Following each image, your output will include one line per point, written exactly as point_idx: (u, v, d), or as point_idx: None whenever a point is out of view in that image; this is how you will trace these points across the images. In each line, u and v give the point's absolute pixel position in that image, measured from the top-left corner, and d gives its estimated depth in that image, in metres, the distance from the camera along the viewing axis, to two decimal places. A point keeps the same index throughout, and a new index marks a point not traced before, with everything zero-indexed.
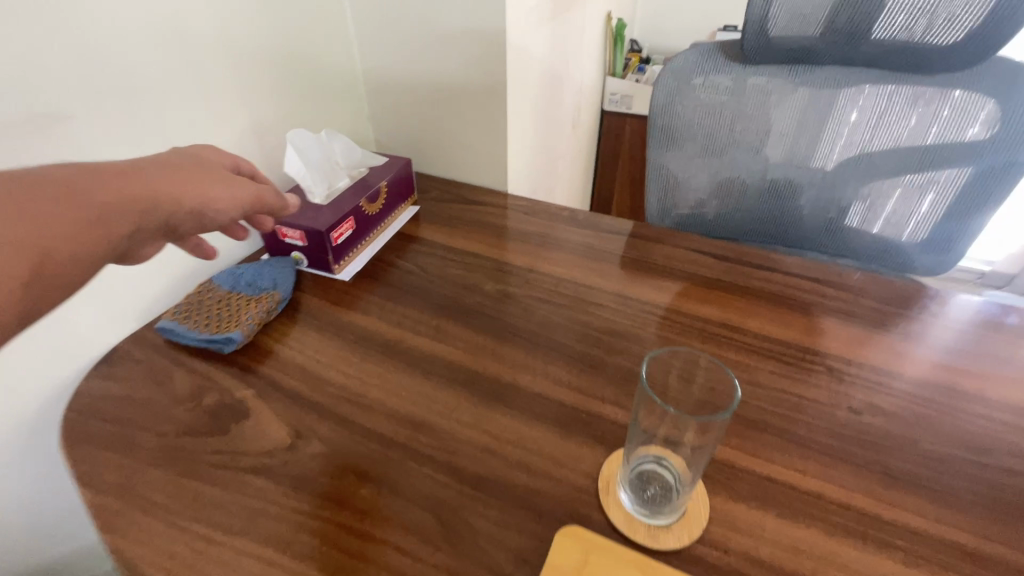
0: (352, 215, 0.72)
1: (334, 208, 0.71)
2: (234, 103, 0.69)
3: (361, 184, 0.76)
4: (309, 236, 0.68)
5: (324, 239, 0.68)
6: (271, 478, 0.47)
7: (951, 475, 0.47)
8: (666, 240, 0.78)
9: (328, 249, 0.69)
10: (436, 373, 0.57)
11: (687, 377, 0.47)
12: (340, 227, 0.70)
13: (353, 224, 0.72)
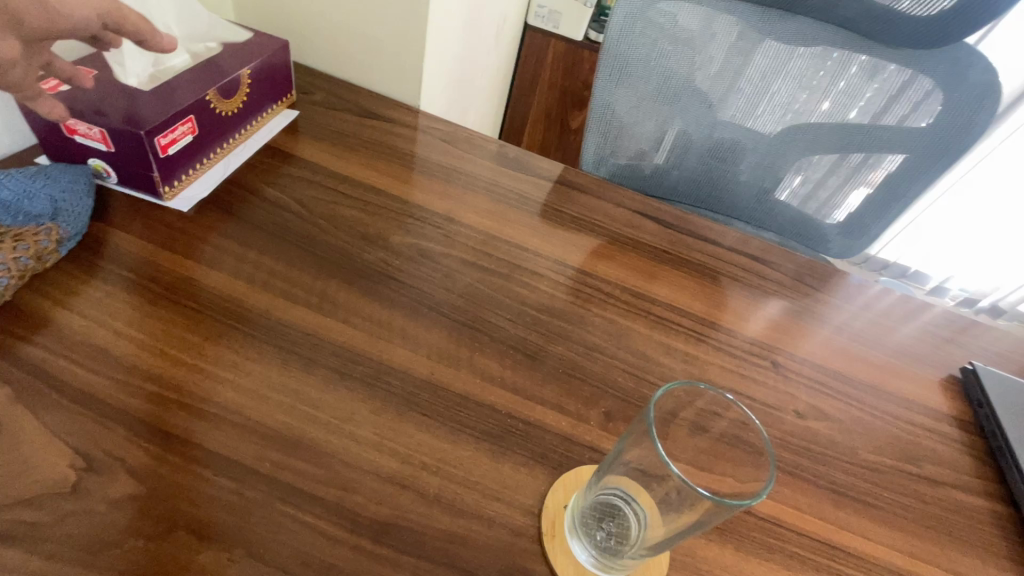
0: (194, 114, 0.48)
1: (163, 98, 0.47)
2: None
3: (208, 66, 0.52)
4: (117, 138, 0.44)
5: (144, 146, 0.44)
6: (36, 547, 0.29)
7: (886, 487, 0.46)
8: (607, 196, 0.67)
9: (151, 162, 0.45)
10: (320, 363, 0.41)
11: (703, 420, 0.36)
12: (173, 128, 0.46)
13: (195, 127, 0.49)
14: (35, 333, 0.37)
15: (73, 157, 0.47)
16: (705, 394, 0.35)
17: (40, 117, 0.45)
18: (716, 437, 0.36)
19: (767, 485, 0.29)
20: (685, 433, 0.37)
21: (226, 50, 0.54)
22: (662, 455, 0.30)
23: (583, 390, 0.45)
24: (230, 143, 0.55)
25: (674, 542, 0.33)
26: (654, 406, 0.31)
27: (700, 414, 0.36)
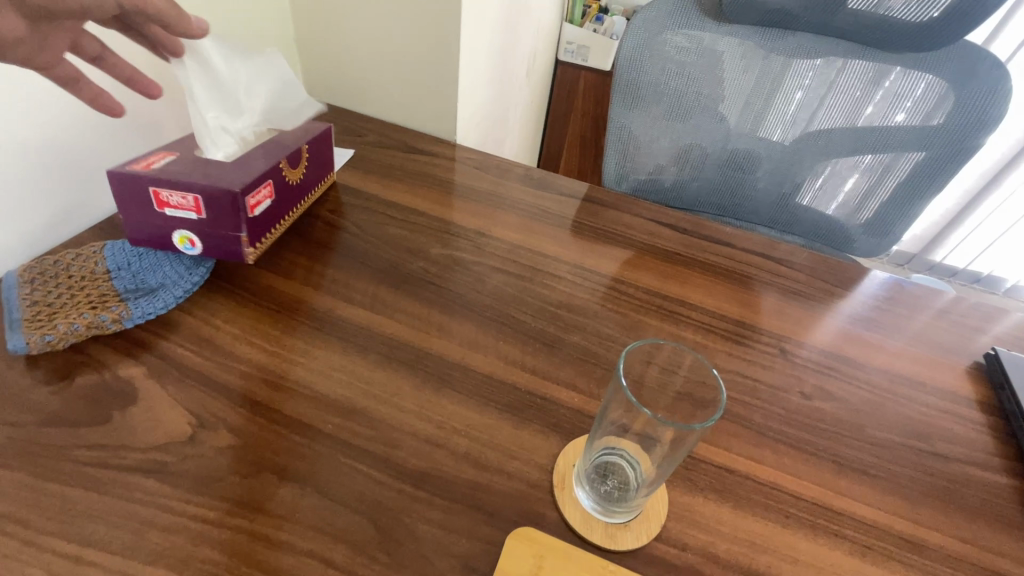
0: (272, 178, 0.53)
1: (244, 166, 0.51)
2: None
3: (272, 143, 0.57)
4: (212, 202, 0.48)
5: (238, 204, 0.49)
6: (166, 479, 0.39)
7: (893, 461, 0.48)
8: (625, 207, 0.74)
9: (242, 219, 0.50)
10: (372, 350, 0.49)
11: (671, 370, 0.43)
12: (257, 191, 0.51)
13: (272, 191, 0.54)
14: (160, 328, 0.49)
15: (155, 232, 0.51)
16: (663, 350, 0.42)
17: (132, 195, 0.49)
18: (677, 393, 0.43)
19: (719, 411, 0.37)
20: (658, 391, 0.44)
21: (282, 132, 0.60)
22: (631, 400, 0.37)
23: (596, 373, 0.51)
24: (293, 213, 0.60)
25: (664, 476, 0.40)
26: (621, 364, 0.38)
27: (664, 374, 0.43)
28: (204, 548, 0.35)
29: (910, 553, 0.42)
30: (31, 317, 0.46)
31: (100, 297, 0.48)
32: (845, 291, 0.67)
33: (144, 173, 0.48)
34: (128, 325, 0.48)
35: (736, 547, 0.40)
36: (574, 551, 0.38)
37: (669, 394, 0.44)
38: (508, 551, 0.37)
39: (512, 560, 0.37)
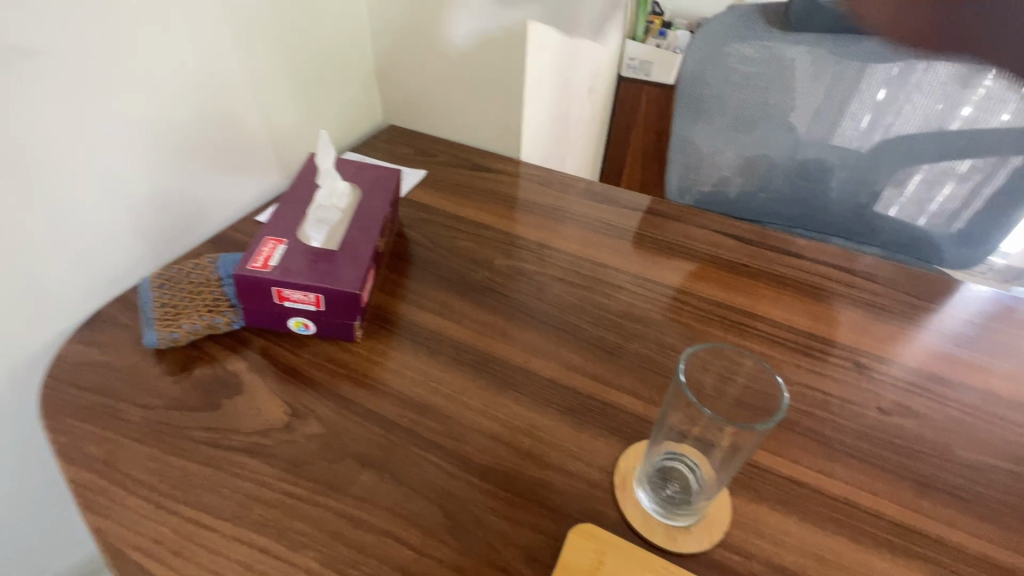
0: (372, 262, 0.55)
1: (349, 256, 0.53)
2: (242, 56, 0.63)
3: (362, 217, 0.58)
4: (330, 300, 0.51)
5: (355, 302, 0.51)
6: (266, 460, 0.44)
7: (985, 484, 0.45)
8: (688, 219, 0.74)
9: (359, 315, 0.52)
10: (442, 352, 0.53)
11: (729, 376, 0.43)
12: (365, 285, 0.53)
13: (371, 273, 0.56)
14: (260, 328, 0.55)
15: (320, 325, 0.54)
16: (722, 355, 0.43)
17: (252, 291, 0.51)
18: (735, 398, 0.44)
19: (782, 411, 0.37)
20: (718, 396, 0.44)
21: (362, 195, 0.61)
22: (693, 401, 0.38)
23: (656, 380, 0.52)
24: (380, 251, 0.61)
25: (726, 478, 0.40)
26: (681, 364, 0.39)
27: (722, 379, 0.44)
28: (298, 522, 0.40)
29: None
30: (162, 317, 0.53)
31: (215, 301, 0.55)
32: (932, 305, 0.63)
33: (267, 274, 0.50)
34: (238, 327, 0.54)
35: (804, 560, 0.39)
36: (635, 550, 0.39)
37: (729, 400, 0.44)
38: (570, 546, 0.38)
39: (573, 554, 0.38)
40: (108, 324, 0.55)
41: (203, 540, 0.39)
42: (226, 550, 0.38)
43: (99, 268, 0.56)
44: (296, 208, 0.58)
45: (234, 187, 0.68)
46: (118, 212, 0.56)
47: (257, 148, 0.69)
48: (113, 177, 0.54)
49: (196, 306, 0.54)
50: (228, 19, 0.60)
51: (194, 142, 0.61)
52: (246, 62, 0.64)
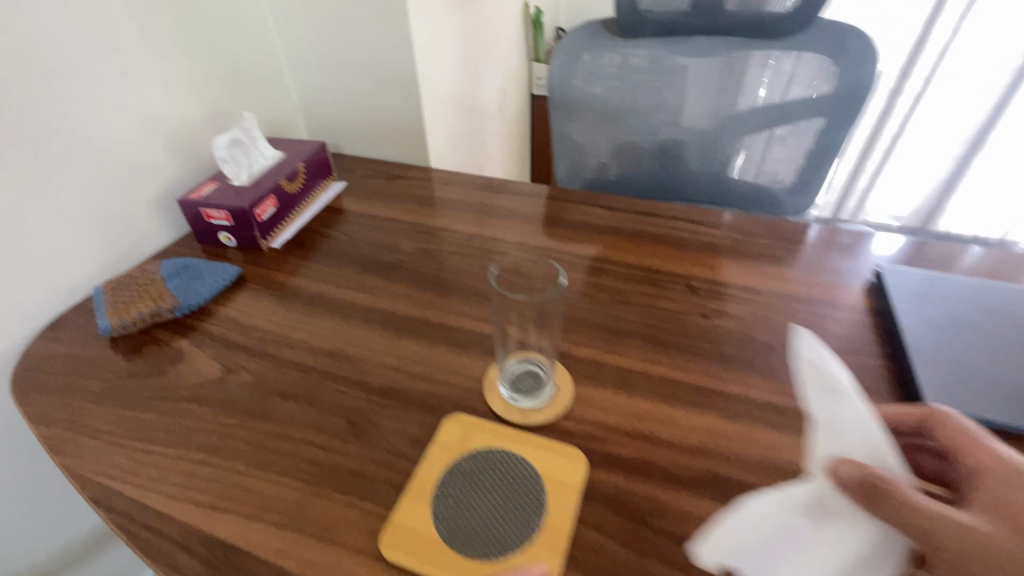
0: (273, 193, 0.78)
1: (255, 188, 0.77)
2: (170, 94, 0.75)
3: (278, 167, 0.81)
4: (235, 223, 0.74)
5: (248, 215, 0.74)
6: (204, 403, 0.54)
7: (774, 354, 0.58)
8: (568, 197, 0.88)
9: (254, 226, 0.74)
10: (355, 315, 0.65)
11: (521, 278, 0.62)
12: (262, 203, 0.75)
13: (275, 201, 0.78)
14: (200, 315, 0.65)
15: (233, 243, 0.77)
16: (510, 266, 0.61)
17: (192, 213, 0.76)
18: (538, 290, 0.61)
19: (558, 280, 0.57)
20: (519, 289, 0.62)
21: (295, 148, 0.87)
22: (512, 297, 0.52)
23: None
24: (294, 214, 0.82)
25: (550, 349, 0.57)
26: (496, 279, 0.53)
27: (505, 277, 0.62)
28: (230, 440, 0.50)
29: (773, 414, 0.51)
30: (114, 309, 0.63)
31: (160, 295, 0.65)
32: (750, 236, 0.77)
33: (198, 200, 0.74)
34: (179, 313, 0.64)
35: (626, 417, 0.51)
36: (497, 427, 0.50)
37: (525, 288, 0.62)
38: (446, 426, 0.50)
39: (446, 431, 0.49)
40: (68, 324, 0.64)
41: (154, 460, 0.49)
42: (173, 465, 0.48)
43: (50, 286, 0.65)
44: (225, 183, 0.77)
45: (166, 209, 0.78)
46: (71, 231, 0.67)
47: (190, 170, 0.80)
48: (53, 197, 0.64)
49: (144, 296, 0.65)
50: (155, 64, 0.73)
51: (131, 167, 0.72)
52: (173, 96, 0.76)
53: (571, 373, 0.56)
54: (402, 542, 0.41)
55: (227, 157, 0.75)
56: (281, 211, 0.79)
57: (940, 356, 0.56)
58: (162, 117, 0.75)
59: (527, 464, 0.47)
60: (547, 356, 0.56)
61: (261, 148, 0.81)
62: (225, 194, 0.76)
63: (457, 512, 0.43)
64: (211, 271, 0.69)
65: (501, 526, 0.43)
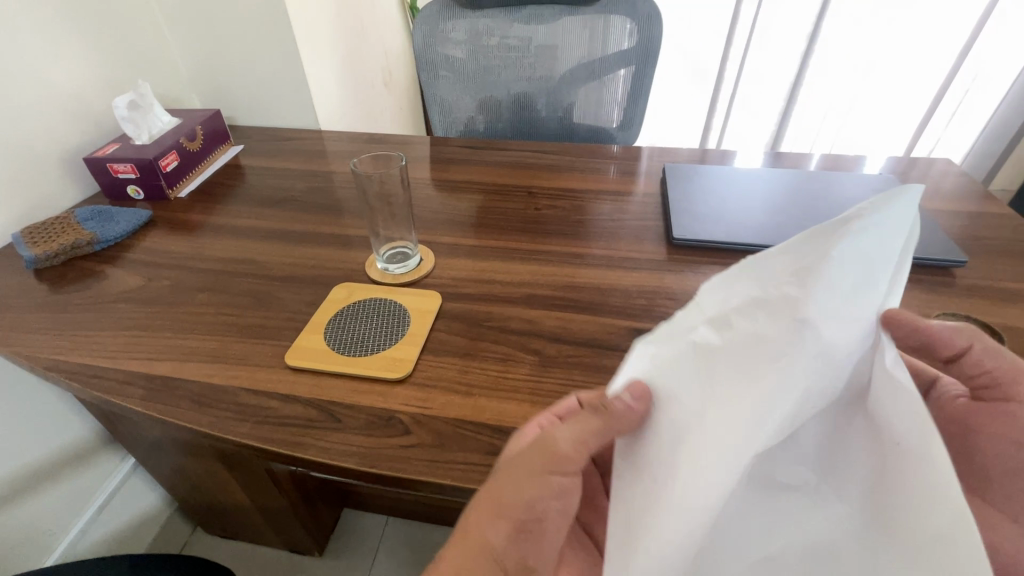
0: (175, 150, 0.89)
1: (157, 145, 0.88)
2: (58, 64, 0.85)
3: (177, 129, 0.92)
4: (142, 175, 0.85)
5: (153, 167, 0.85)
6: (132, 300, 0.66)
7: (583, 228, 0.80)
8: (440, 144, 1.08)
9: (159, 175, 0.85)
10: (259, 235, 0.79)
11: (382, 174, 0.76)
12: (165, 156, 0.86)
13: (178, 157, 0.89)
14: (117, 248, 0.76)
15: (142, 196, 0.87)
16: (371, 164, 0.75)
17: (99, 170, 0.86)
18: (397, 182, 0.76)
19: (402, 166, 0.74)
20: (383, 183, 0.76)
21: (192, 115, 0.98)
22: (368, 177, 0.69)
23: None
24: (197, 169, 0.94)
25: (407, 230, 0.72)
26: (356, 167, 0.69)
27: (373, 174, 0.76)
28: (158, 319, 0.63)
29: (576, 259, 0.73)
30: (35, 245, 0.72)
31: (77, 233, 0.75)
32: (573, 158, 1.02)
33: (104, 157, 0.85)
34: (98, 246, 0.75)
35: (472, 271, 0.70)
36: (375, 287, 0.67)
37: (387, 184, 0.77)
38: (335, 290, 0.66)
39: (336, 293, 0.66)
40: None
41: (93, 338, 0.61)
42: (111, 338, 0.60)
43: None
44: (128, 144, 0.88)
45: (66, 168, 0.87)
46: None
47: (83, 134, 0.90)
48: None
49: (62, 234, 0.75)
50: (43, 38, 0.82)
51: (26, 129, 0.81)
52: (62, 66, 0.86)
53: (433, 250, 0.74)
54: (301, 353, 0.57)
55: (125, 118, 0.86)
56: (185, 166, 0.91)
57: (726, 215, 0.77)
58: (51, 85, 0.85)
59: (395, 304, 0.64)
60: (410, 236, 0.73)
61: (158, 115, 0.91)
62: (129, 151, 0.86)
63: (342, 333, 0.59)
64: (124, 215, 0.80)
65: (375, 337, 0.59)
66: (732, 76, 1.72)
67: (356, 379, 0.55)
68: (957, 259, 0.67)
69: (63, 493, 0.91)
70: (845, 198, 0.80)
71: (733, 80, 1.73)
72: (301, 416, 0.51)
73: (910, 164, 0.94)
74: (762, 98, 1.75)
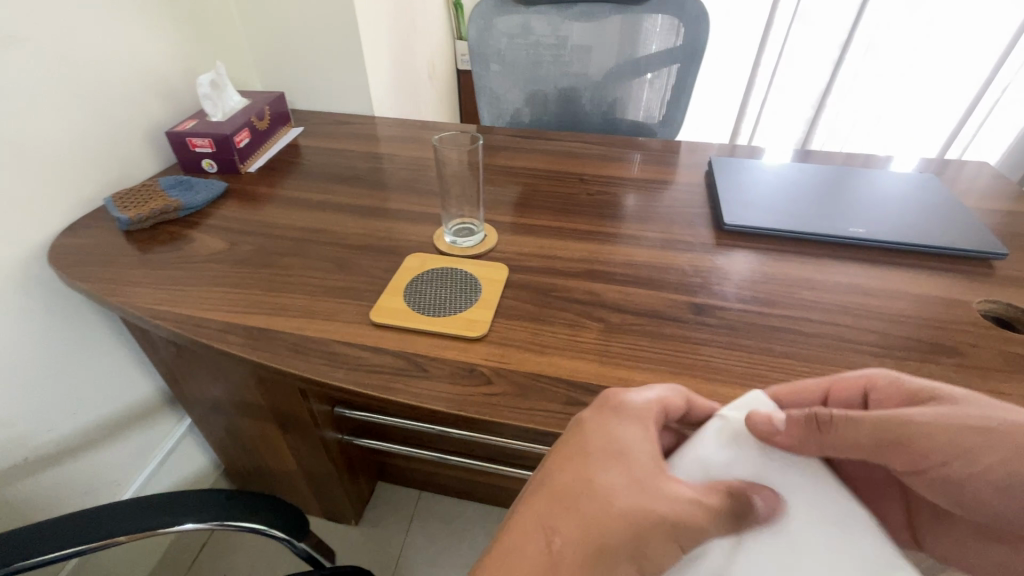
0: (248, 127, 0.94)
1: (232, 122, 0.93)
2: (143, 44, 0.91)
3: (248, 108, 0.98)
4: (218, 149, 0.90)
5: (229, 142, 0.90)
6: (220, 260, 0.71)
7: (634, 212, 0.84)
8: (489, 132, 1.13)
9: (234, 151, 0.91)
10: (329, 208, 0.84)
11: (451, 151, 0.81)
12: (240, 134, 0.92)
13: (250, 134, 0.94)
14: (199, 215, 0.82)
15: (215, 169, 0.93)
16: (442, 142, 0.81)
17: (177, 144, 0.91)
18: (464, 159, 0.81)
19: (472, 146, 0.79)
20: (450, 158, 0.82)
21: (259, 97, 1.03)
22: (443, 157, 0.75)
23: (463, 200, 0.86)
24: (264, 148, 0.99)
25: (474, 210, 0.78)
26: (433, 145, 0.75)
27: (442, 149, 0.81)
28: (247, 278, 0.68)
29: (630, 240, 0.77)
30: (127, 208, 0.78)
31: (163, 199, 0.81)
32: (618, 149, 1.06)
33: (183, 132, 0.90)
34: (182, 212, 0.80)
35: (533, 247, 0.75)
36: (445, 257, 0.71)
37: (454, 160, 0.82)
38: (408, 260, 0.71)
39: (409, 262, 0.70)
40: (86, 225, 0.78)
41: (189, 292, 0.66)
42: (206, 293, 0.65)
43: (64, 193, 0.80)
44: (205, 121, 0.94)
45: (145, 141, 0.93)
46: (76, 152, 0.81)
47: (160, 110, 0.96)
48: (63, 124, 0.79)
49: (149, 199, 0.80)
50: (132, 18, 0.88)
51: (115, 102, 0.87)
52: (147, 46, 0.91)
53: (494, 227, 0.79)
54: (384, 312, 0.62)
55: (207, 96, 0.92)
56: (255, 143, 0.96)
57: (772, 204, 0.82)
58: (137, 63, 0.90)
59: (466, 273, 0.68)
60: (476, 212, 0.77)
61: (232, 95, 0.97)
62: (206, 128, 0.92)
63: (421, 296, 0.64)
64: (202, 185, 0.86)
65: (451, 301, 0.64)
66: (764, 79, 1.77)
67: (437, 336, 0.59)
68: (997, 251, 0.70)
69: (130, 447, 0.96)
70: (886, 193, 0.84)
71: (765, 84, 1.77)
72: (390, 364, 0.56)
73: (947, 165, 0.97)
74: (791, 101, 1.80)
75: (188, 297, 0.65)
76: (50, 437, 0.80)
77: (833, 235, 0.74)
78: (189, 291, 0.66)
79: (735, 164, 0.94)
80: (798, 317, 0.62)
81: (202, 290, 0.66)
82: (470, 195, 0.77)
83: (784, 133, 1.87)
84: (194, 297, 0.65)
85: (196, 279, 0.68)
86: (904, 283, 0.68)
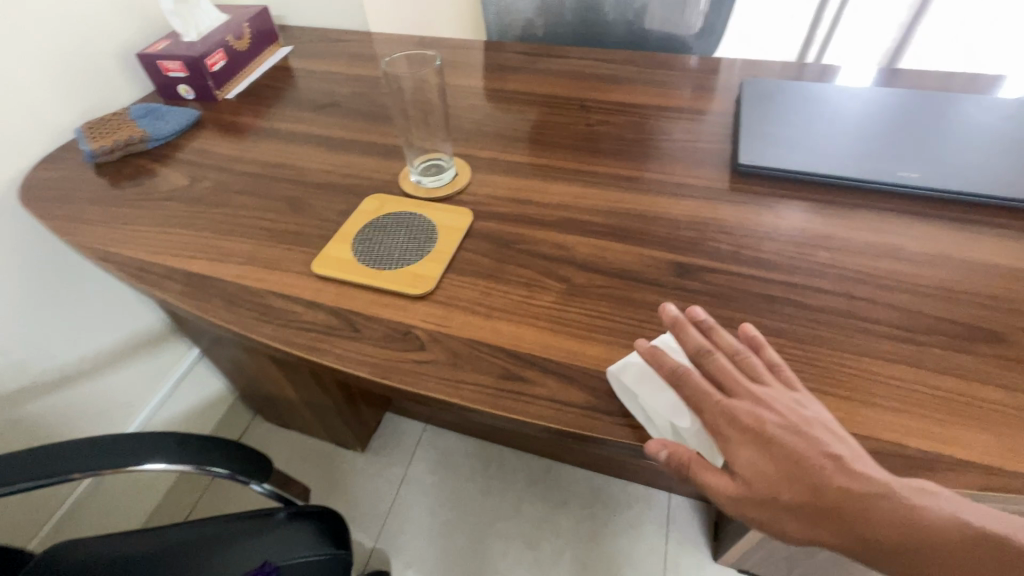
0: (222, 48, 0.87)
1: (205, 44, 0.87)
2: None
3: (225, 27, 0.90)
4: (190, 74, 0.85)
5: (200, 65, 0.84)
6: (177, 198, 0.68)
7: (636, 148, 0.72)
8: (492, 49, 0.99)
9: (207, 75, 0.85)
10: (300, 140, 0.78)
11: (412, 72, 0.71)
12: (213, 56, 0.85)
13: (226, 56, 0.87)
14: (168, 147, 0.78)
15: (191, 96, 0.88)
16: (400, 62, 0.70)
17: (151, 68, 0.86)
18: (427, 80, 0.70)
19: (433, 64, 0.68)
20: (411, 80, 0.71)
21: (240, 13, 0.95)
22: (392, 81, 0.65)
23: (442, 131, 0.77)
24: (245, 71, 0.92)
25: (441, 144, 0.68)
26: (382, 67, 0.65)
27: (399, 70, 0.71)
28: (200, 219, 0.64)
29: (622, 182, 0.66)
30: (94, 140, 0.75)
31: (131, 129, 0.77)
32: (637, 68, 0.91)
33: (154, 55, 0.85)
34: (149, 144, 0.76)
35: (507, 190, 0.66)
36: (406, 200, 0.64)
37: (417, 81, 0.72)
38: (365, 202, 0.64)
39: (366, 204, 0.64)
40: (60, 158, 0.77)
41: (140, 233, 0.63)
42: (156, 235, 0.63)
43: (37, 125, 0.77)
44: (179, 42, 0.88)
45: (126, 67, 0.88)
46: (46, 81, 0.78)
47: (140, 31, 0.90)
48: (27, 51, 0.75)
49: (117, 130, 0.77)
50: None
51: (86, 25, 0.81)
52: None
53: (469, 165, 0.70)
54: (327, 262, 0.57)
55: (174, 13, 0.85)
56: (233, 66, 0.89)
57: (805, 139, 0.67)
58: None
59: (424, 219, 0.61)
60: (445, 147, 0.68)
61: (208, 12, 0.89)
62: (178, 50, 0.86)
63: (369, 245, 0.58)
64: (172, 114, 0.81)
65: (401, 251, 0.57)
66: None
67: (377, 292, 0.54)
68: None
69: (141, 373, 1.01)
70: (961, 125, 0.66)
71: None
72: (321, 322, 0.52)
73: None
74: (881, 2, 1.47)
75: (139, 238, 0.63)
76: (52, 367, 0.85)
77: (873, 180, 0.60)
78: (140, 232, 0.63)
79: (772, 86, 0.78)
80: (804, 285, 0.51)
81: (153, 231, 0.63)
82: (438, 127, 0.68)
83: (867, 42, 1.55)
84: (144, 238, 0.63)
85: (150, 219, 0.65)
86: (956, 245, 0.54)
